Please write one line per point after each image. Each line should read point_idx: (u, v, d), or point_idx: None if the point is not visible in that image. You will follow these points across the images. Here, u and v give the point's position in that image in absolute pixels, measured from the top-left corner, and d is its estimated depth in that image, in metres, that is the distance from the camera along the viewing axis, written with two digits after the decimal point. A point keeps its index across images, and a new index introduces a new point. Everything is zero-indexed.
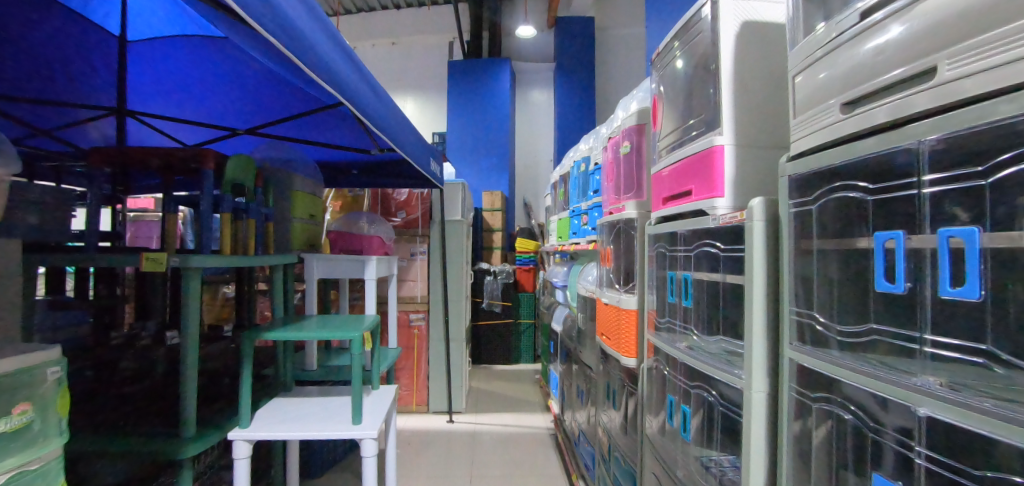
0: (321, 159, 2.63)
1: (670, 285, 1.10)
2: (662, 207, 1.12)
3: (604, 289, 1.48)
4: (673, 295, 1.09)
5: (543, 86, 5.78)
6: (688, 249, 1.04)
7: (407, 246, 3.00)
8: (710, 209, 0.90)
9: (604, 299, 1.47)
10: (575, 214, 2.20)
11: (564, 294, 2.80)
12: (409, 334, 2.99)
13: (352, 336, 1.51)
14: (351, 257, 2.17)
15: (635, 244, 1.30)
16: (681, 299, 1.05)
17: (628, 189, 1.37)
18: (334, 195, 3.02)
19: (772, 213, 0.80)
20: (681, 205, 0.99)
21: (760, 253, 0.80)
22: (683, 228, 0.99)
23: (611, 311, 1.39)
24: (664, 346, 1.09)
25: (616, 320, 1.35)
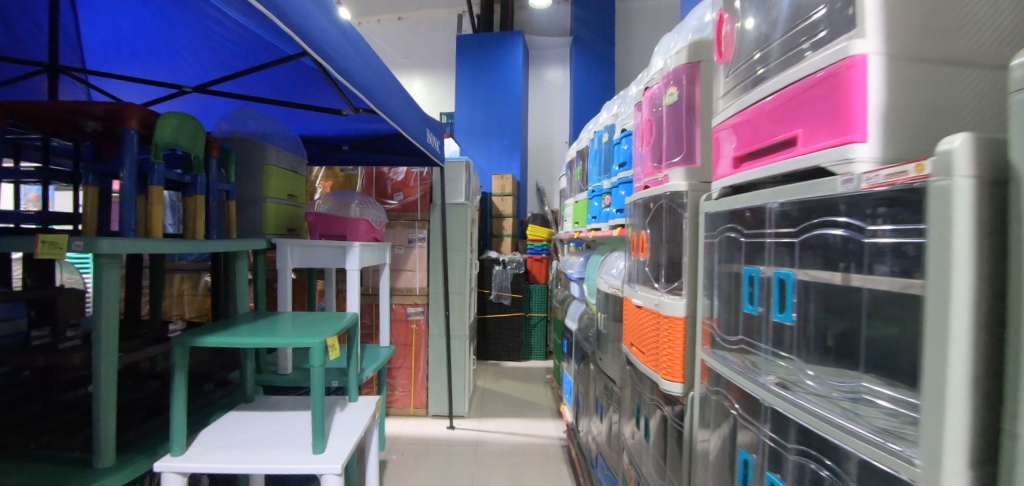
0: (303, 132, 2.32)
1: (743, 287, 0.78)
2: (733, 173, 0.79)
3: (635, 288, 1.14)
4: (755, 303, 0.75)
5: (559, 63, 5.35)
6: (781, 233, 0.71)
7: (405, 232, 2.66)
8: (839, 163, 0.58)
9: (635, 302, 1.12)
10: (596, 196, 1.84)
11: (580, 287, 2.46)
12: (407, 329, 2.67)
13: (312, 344, 1.17)
14: (331, 244, 1.81)
15: (685, 230, 0.96)
16: (768, 308, 0.72)
17: (673, 153, 1.01)
18: (324, 174, 2.71)
19: (995, 169, 0.45)
20: (778, 162, 0.67)
21: (964, 241, 0.45)
22: (779, 197, 0.67)
23: (645, 317, 1.05)
24: (741, 380, 0.75)
25: (655, 331, 1.01)
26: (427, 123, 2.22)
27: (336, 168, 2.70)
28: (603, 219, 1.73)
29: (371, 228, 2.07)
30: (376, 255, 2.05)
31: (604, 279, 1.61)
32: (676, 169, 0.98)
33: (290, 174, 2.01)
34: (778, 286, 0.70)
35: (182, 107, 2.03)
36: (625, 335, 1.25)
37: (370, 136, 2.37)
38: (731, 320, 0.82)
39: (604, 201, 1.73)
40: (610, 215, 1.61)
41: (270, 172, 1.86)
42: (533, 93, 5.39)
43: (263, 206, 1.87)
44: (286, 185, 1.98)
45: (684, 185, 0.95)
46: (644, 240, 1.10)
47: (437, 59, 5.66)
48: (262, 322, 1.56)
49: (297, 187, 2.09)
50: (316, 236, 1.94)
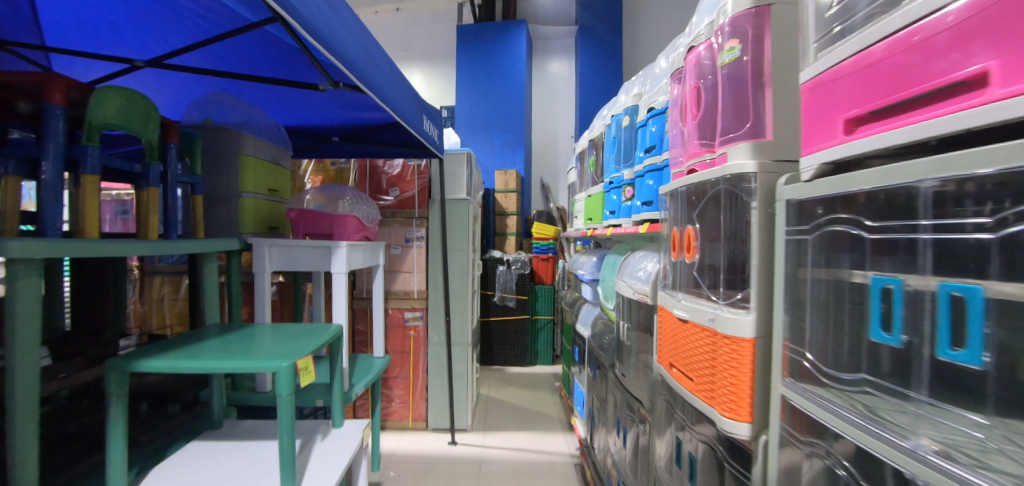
0: (289, 121, 2.11)
1: (871, 306, 0.60)
2: (843, 141, 0.61)
3: (676, 298, 0.93)
4: (898, 332, 0.57)
5: (564, 54, 5.12)
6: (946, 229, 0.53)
7: (401, 230, 2.43)
8: None
9: (676, 314, 0.91)
10: (615, 188, 1.62)
11: (593, 289, 2.24)
12: (404, 336, 2.45)
13: (276, 369, 0.93)
14: (314, 244, 1.57)
15: (753, 227, 0.76)
16: (929, 342, 0.55)
17: (731, 124, 0.80)
18: (314, 168, 2.48)
19: None
20: (948, 116, 0.49)
21: None
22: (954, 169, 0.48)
23: (694, 335, 0.84)
24: (877, 441, 0.55)
25: (710, 354, 0.80)
26: (424, 108, 2.00)
27: (326, 161, 2.48)
28: (625, 213, 1.51)
29: (362, 226, 1.83)
30: (367, 256, 1.82)
31: (628, 282, 1.37)
32: (738, 144, 0.77)
33: (269, 167, 1.81)
34: (952, 307, 0.52)
35: (154, 94, 1.83)
36: (660, 353, 1.03)
37: (361, 125, 2.16)
38: (850, 355, 0.65)
39: (625, 193, 1.51)
40: (634, 209, 1.39)
41: (245, 163, 1.66)
42: (538, 85, 5.17)
43: (239, 201, 1.66)
44: (265, 178, 1.77)
45: (754, 164, 0.73)
46: (690, 236, 0.90)
47: (437, 50, 5.43)
48: (236, 336, 1.36)
49: (278, 181, 1.89)
50: (299, 235, 1.71)
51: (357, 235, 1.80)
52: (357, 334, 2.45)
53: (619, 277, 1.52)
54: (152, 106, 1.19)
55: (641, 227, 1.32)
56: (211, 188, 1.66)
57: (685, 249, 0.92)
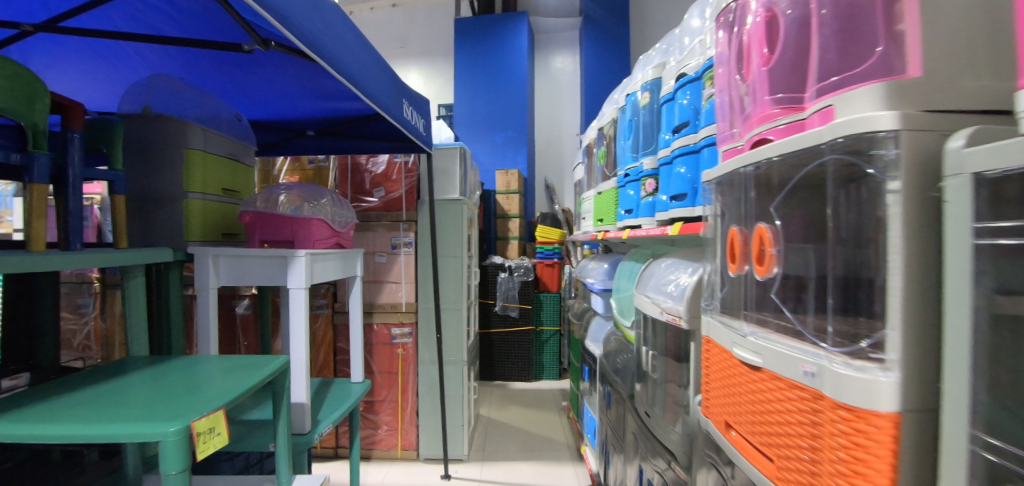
0: (256, 115, 1.86)
1: None
2: None
3: (740, 333, 0.68)
4: None
5: (567, 49, 4.85)
6: None
7: (388, 235, 2.14)
8: None
9: (743, 360, 0.66)
10: (632, 181, 1.34)
11: (604, 300, 1.94)
12: (392, 355, 2.16)
13: (159, 439, 0.66)
14: (266, 254, 1.28)
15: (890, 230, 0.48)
16: None
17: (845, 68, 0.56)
18: (289, 167, 2.20)
19: None
20: None
21: None
22: None
23: (781, 396, 0.58)
24: None
25: (813, 434, 0.54)
26: (404, 93, 1.72)
27: (303, 158, 2.20)
28: (645, 211, 1.23)
29: (332, 231, 1.52)
30: (338, 267, 1.52)
31: (652, 298, 1.08)
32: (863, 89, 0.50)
33: (225, 163, 1.56)
34: None
35: (95, 80, 1.57)
36: (713, 407, 0.77)
37: (337, 116, 1.89)
38: None
39: (645, 187, 1.23)
40: (659, 207, 1.12)
41: (188, 157, 1.41)
42: (540, 81, 4.89)
43: (183, 202, 1.40)
44: (218, 176, 1.52)
45: (895, 113, 0.46)
46: (764, 239, 0.64)
47: (435, 47, 5.17)
48: (171, 367, 1.12)
49: (238, 180, 1.63)
50: (255, 243, 1.42)
51: (326, 242, 1.49)
52: (339, 351, 2.19)
53: (639, 288, 1.24)
54: (38, 79, 0.92)
55: (669, 229, 1.03)
56: (151, 186, 1.40)
57: (754, 260, 0.66)
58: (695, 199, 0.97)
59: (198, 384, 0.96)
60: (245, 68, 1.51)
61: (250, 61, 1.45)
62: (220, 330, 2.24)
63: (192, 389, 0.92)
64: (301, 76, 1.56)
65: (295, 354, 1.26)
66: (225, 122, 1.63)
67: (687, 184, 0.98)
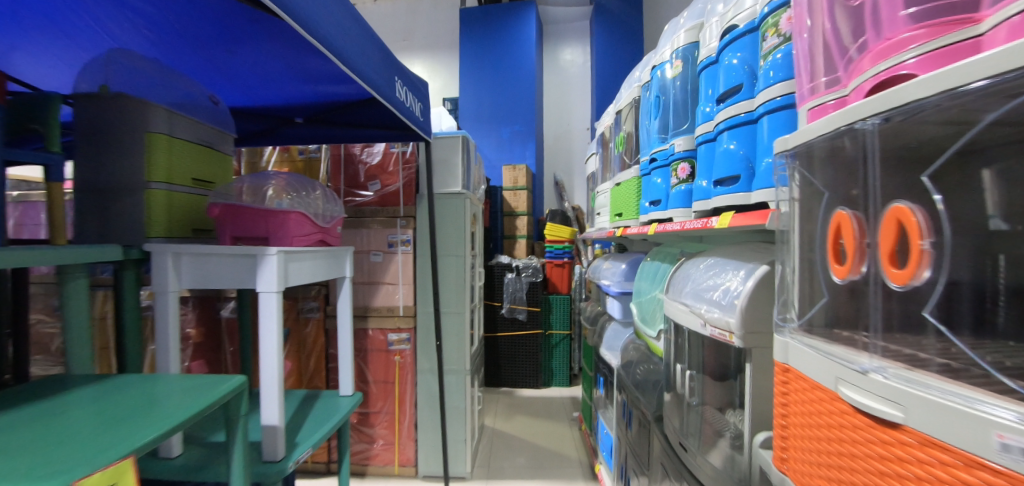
0: (236, 99, 1.67)
1: None
2: None
3: (861, 369, 0.52)
4: None
5: (577, 40, 4.65)
6: None
7: (384, 233, 1.95)
8: None
9: (869, 411, 0.51)
10: (660, 167, 1.14)
11: (622, 304, 1.74)
12: (388, 363, 1.97)
13: None
14: (234, 253, 1.10)
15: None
16: None
17: None
18: (278, 158, 2.03)
19: None
20: None
21: None
22: None
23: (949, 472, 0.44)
24: None
25: None
26: (398, 71, 1.53)
27: (293, 149, 2.02)
28: (678, 202, 1.04)
29: (316, 226, 1.33)
30: (323, 268, 1.33)
31: (689, 306, 0.87)
32: None
33: (196, 150, 1.39)
34: None
35: (57, 60, 1.41)
36: (797, 459, 0.62)
37: (326, 101, 1.71)
38: None
39: (678, 172, 1.04)
40: (697, 194, 0.93)
41: (149, 141, 1.24)
42: (549, 74, 4.69)
43: (144, 194, 1.23)
44: (187, 164, 1.35)
45: None
46: (912, 231, 0.49)
47: (440, 39, 4.99)
48: (124, 381, 0.94)
49: (212, 170, 1.46)
50: (227, 240, 1.23)
51: (310, 239, 1.30)
52: (331, 358, 2.01)
53: (670, 289, 1.05)
54: None
55: (714, 220, 0.84)
56: (111, 174, 1.23)
57: (891, 259, 0.52)
58: (749, 183, 0.78)
59: (153, 399, 0.85)
60: (224, 48, 1.34)
61: (224, 37, 1.27)
62: (203, 335, 2.07)
63: (145, 408, 0.81)
64: (282, 56, 1.37)
65: (266, 369, 1.08)
66: (203, 107, 1.46)
67: (737, 163, 0.79)
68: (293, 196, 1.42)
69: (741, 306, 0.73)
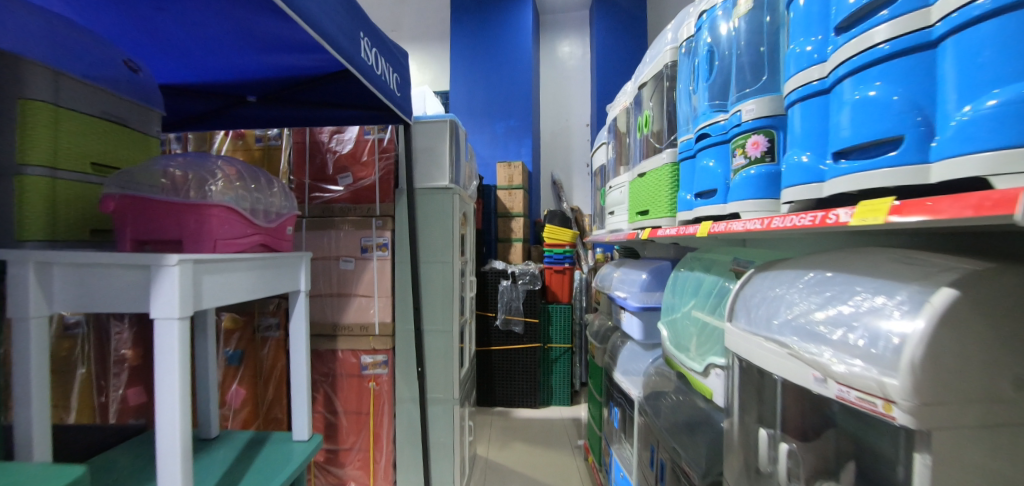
0: (170, 71, 1.34)
1: None
2: None
3: None
4: None
5: (576, 31, 4.36)
6: None
7: (356, 235, 1.63)
8: None
9: None
10: (714, 146, 0.85)
11: (637, 323, 1.44)
12: (361, 391, 1.64)
13: None
14: (124, 262, 0.78)
15: None
16: None
17: None
18: (230, 145, 1.69)
19: None
20: None
21: None
22: None
23: None
24: None
25: None
26: (364, 25, 1.18)
27: (248, 135, 1.69)
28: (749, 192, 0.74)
29: (253, 225, 1.01)
30: (262, 280, 1.01)
31: (792, 342, 0.59)
32: None
33: (99, 125, 1.07)
34: None
35: None
36: None
37: (282, 75, 1.38)
38: None
39: (748, 150, 0.75)
40: (798, 174, 0.67)
41: (24, 110, 0.93)
42: (545, 66, 4.39)
43: (14, 181, 0.91)
44: (83, 143, 1.03)
45: None
46: None
47: (430, 29, 4.66)
48: None
49: (121, 153, 1.14)
50: (127, 244, 0.91)
51: (246, 242, 0.98)
52: None
53: (736, 303, 0.74)
54: None
55: (846, 216, 0.55)
56: None
57: None
58: (920, 147, 0.53)
59: None
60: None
61: None
62: (140, 357, 1.72)
63: None
64: (213, 11, 1.04)
65: (162, 426, 0.77)
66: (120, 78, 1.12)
67: (894, 117, 0.54)
68: (228, 183, 1.07)
69: (919, 355, 0.46)
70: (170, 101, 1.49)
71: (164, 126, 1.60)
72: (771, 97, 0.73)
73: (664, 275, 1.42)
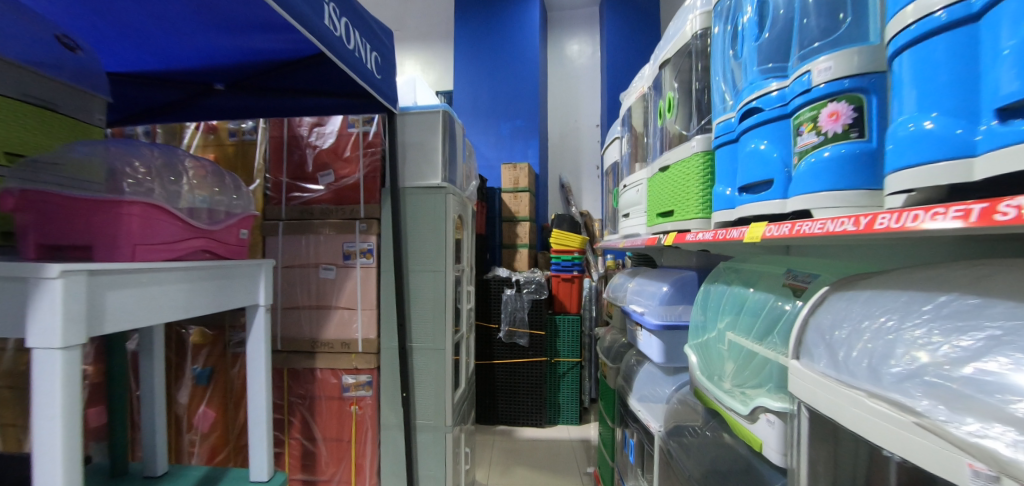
0: (124, 56, 1.18)
1: None
2: None
3: None
4: None
5: (585, 28, 4.17)
6: None
7: (338, 240, 1.45)
8: None
9: None
10: (766, 123, 0.65)
11: (652, 343, 1.25)
12: (342, 416, 1.45)
13: None
14: None
15: None
16: None
17: None
18: (201, 140, 1.52)
19: None
20: None
21: None
22: None
23: None
24: None
25: None
26: None
27: (220, 128, 1.52)
28: (825, 181, 0.55)
29: (191, 226, 0.84)
30: (198, 292, 0.83)
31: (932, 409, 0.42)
32: None
33: (18, 108, 0.93)
34: None
35: None
36: None
37: (250, 60, 1.21)
38: None
39: (824, 125, 0.55)
40: (916, 151, 0.45)
41: None
42: (553, 65, 4.21)
43: None
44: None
45: None
46: None
47: (434, 28, 4.51)
48: None
49: (50, 141, 1.00)
50: (31, 250, 0.72)
51: (183, 247, 0.82)
52: None
53: (804, 333, 0.58)
54: None
55: None
56: None
57: None
58: None
59: None
60: None
61: None
62: None
63: None
64: None
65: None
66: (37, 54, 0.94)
67: None
68: (161, 180, 0.89)
69: None
70: (130, 89, 1.33)
71: (108, 123, 1.46)
72: (855, 50, 0.53)
73: (689, 287, 1.22)
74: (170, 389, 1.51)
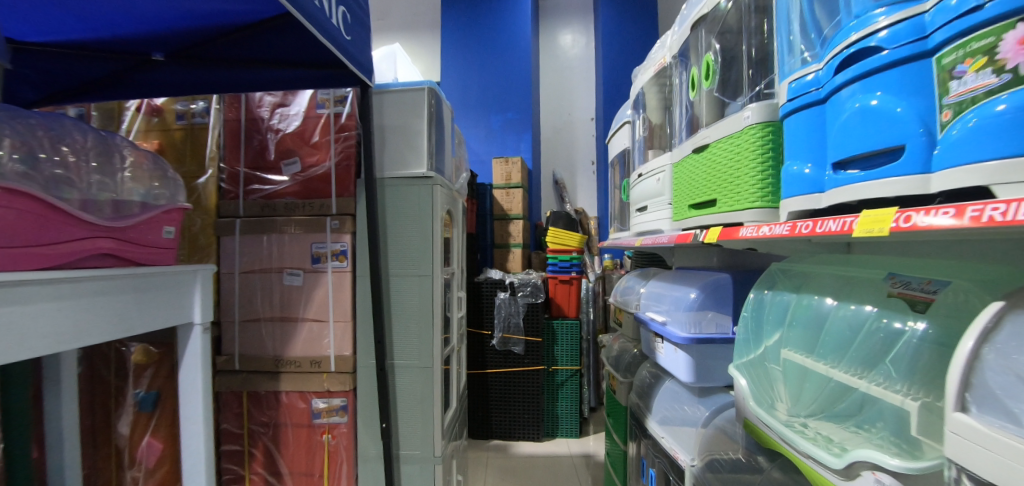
0: (36, 17, 0.95)
1: None
2: None
3: None
4: None
5: (579, 18, 3.98)
6: None
7: (305, 240, 1.24)
8: None
9: None
10: (884, 70, 0.50)
11: (672, 357, 1.07)
12: (311, 447, 1.24)
13: None
14: None
15: None
16: None
17: None
18: (142, 124, 1.29)
19: None
20: None
21: None
22: None
23: None
24: None
25: None
26: None
27: (165, 111, 1.29)
28: (1016, 139, 0.40)
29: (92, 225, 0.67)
30: (92, 311, 0.63)
31: None
32: None
33: None
34: None
35: None
36: None
37: (195, 25, 1.00)
38: None
39: (1007, 59, 0.40)
40: None
41: None
42: (545, 57, 4.02)
43: None
44: None
45: None
46: None
47: (419, 18, 4.28)
48: None
49: None
50: None
51: (62, 251, 0.63)
52: (222, 439, 1.26)
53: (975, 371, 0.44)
54: None
55: None
56: None
57: None
58: None
59: None
60: None
61: None
62: None
63: None
64: None
65: None
66: None
67: None
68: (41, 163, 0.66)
69: None
70: (52, 62, 1.11)
71: (28, 103, 1.23)
72: None
73: (722, 292, 1.02)
74: (106, 418, 1.28)
